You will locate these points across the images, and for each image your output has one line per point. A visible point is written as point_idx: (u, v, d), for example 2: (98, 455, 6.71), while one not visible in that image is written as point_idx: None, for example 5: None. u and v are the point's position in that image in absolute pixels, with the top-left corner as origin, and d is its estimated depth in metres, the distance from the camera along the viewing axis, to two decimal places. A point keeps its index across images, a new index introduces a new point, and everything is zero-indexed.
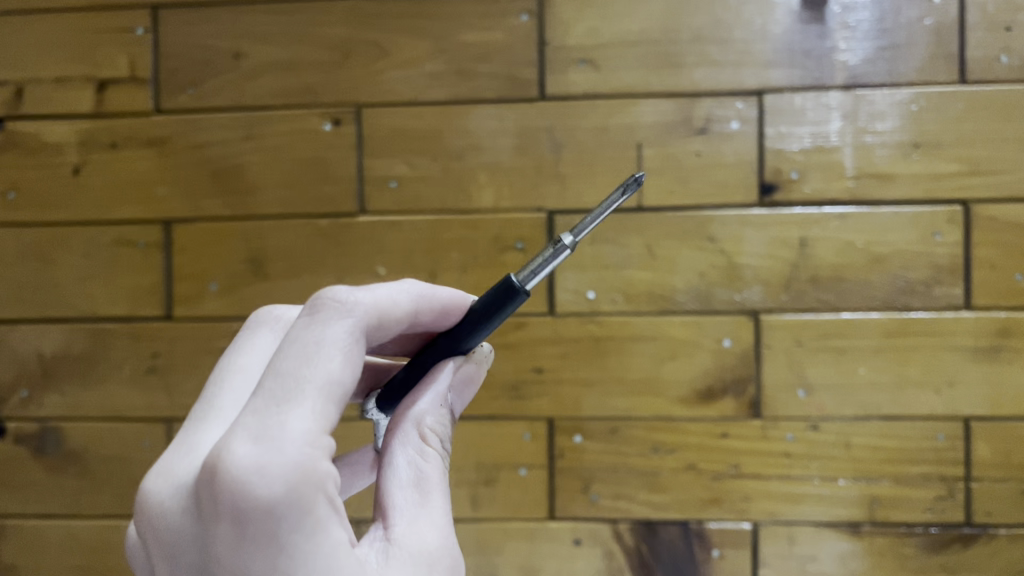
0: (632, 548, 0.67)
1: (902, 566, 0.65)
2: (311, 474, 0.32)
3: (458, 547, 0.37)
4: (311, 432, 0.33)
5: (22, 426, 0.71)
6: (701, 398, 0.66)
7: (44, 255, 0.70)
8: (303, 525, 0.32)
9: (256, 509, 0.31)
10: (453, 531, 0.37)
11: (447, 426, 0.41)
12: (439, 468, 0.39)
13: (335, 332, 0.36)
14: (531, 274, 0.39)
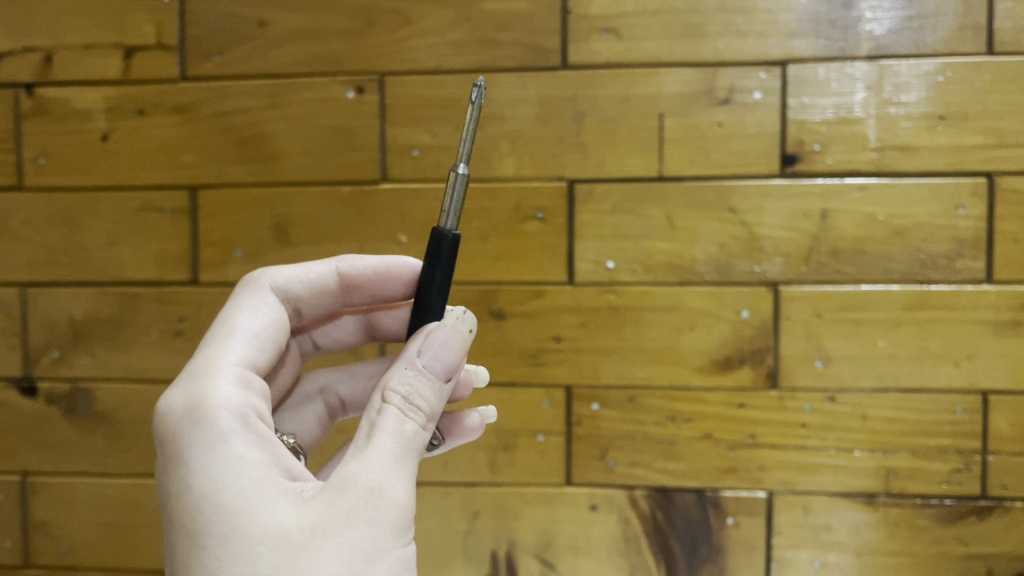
0: (648, 514, 0.68)
1: (916, 538, 0.66)
2: (215, 395, 0.38)
3: (385, 487, 0.36)
4: (228, 365, 0.41)
5: (54, 386, 0.73)
6: (718, 367, 0.66)
7: (75, 219, 0.72)
8: (203, 436, 0.37)
9: (170, 430, 0.37)
10: (388, 473, 0.37)
11: (420, 387, 0.40)
12: (392, 419, 0.38)
13: (257, 300, 0.46)
14: (446, 216, 0.41)
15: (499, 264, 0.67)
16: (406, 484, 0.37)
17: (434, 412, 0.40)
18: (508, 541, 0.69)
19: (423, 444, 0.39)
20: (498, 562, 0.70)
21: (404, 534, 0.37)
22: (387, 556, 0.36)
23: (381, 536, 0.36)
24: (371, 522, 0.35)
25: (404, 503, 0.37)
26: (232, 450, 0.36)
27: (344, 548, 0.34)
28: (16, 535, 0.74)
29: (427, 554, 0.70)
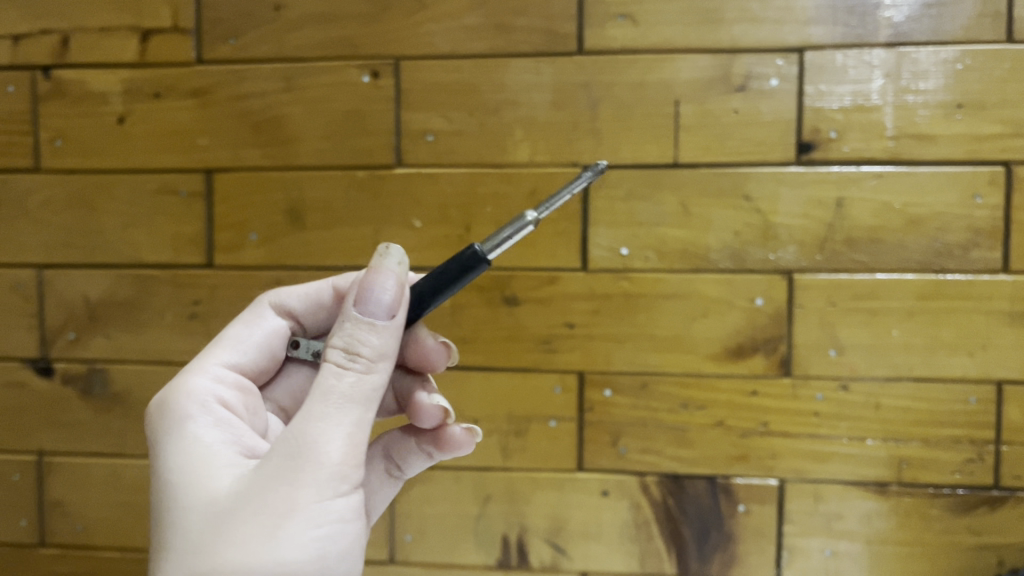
0: (659, 501, 0.68)
1: (927, 527, 0.66)
2: (180, 390, 0.43)
3: (308, 441, 0.37)
4: (207, 368, 0.45)
5: (70, 367, 0.73)
6: (731, 355, 0.66)
7: (91, 201, 0.72)
8: (165, 422, 0.42)
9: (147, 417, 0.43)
10: (316, 427, 0.38)
11: (361, 334, 0.40)
12: (327, 375, 0.39)
13: (252, 311, 0.49)
14: (494, 246, 0.42)
15: (513, 250, 0.67)
16: (340, 438, 0.38)
17: (376, 354, 0.40)
18: (520, 526, 0.69)
19: (369, 389, 0.39)
20: (510, 547, 0.70)
21: (335, 485, 0.38)
22: (310, 510, 0.37)
23: (300, 490, 0.37)
24: (291, 481, 0.37)
25: (332, 455, 0.38)
26: (190, 431, 0.41)
27: (261, 507, 0.36)
28: (32, 514, 0.75)
29: (439, 537, 0.70)
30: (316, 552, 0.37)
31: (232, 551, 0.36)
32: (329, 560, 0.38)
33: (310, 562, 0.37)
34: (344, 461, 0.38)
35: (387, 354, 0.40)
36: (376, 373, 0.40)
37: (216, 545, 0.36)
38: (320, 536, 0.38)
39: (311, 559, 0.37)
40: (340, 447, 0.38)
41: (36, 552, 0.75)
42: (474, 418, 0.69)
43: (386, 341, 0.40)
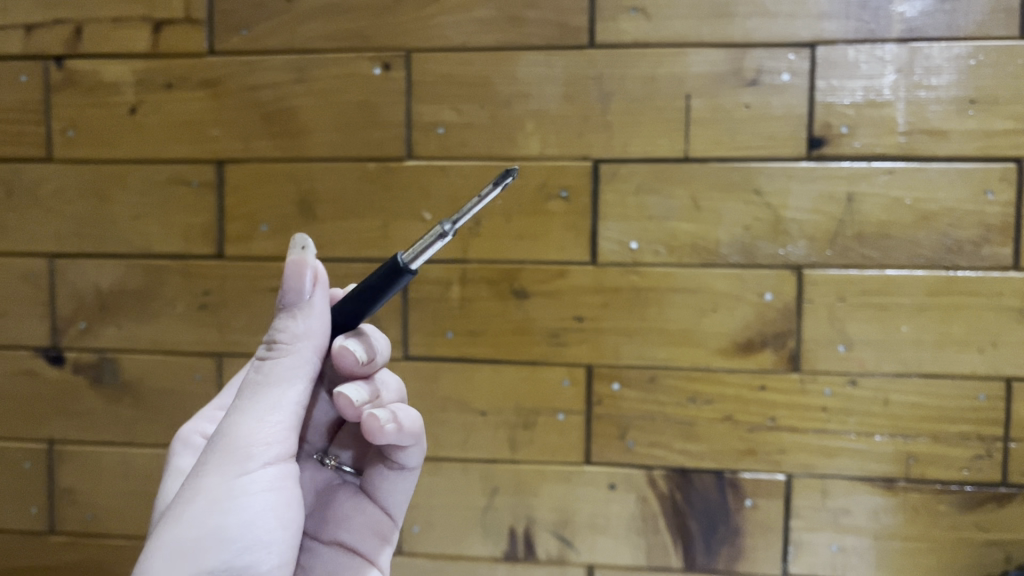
0: (666, 495, 0.68)
1: (935, 524, 0.66)
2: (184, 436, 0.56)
3: (220, 431, 0.44)
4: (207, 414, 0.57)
5: (81, 356, 0.74)
6: (740, 350, 0.66)
7: (102, 191, 0.72)
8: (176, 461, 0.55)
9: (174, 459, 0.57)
10: (229, 417, 0.44)
11: (280, 325, 0.45)
12: (254, 369, 0.45)
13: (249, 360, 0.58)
14: (415, 256, 0.42)
15: (522, 243, 0.67)
16: (245, 423, 0.44)
17: (293, 338, 0.44)
18: (527, 518, 0.70)
19: (285, 371, 0.44)
20: (517, 539, 0.70)
21: (239, 462, 0.43)
22: (214, 485, 0.42)
23: (205, 471, 0.43)
24: (201, 464, 0.43)
25: (233, 437, 0.43)
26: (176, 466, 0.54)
27: (177, 501, 0.43)
28: (42, 502, 0.75)
29: (446, 528, 0.71)
30: (220, 524, 0.42)
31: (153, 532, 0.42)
32: (243, 531, 0.42)
33: (217, 534, 0.41)
34: (246, 440, 0.43)
35: (308, 337, 0.45)
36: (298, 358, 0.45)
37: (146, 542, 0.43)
38: (227, 507, 0.42)
39: (219, 532, 0.41)
40: (246, 428, 0.43)
41: (46, 540, 0.76)
42: (482, 411, 0.69)
43: (308, 325, 0.45)
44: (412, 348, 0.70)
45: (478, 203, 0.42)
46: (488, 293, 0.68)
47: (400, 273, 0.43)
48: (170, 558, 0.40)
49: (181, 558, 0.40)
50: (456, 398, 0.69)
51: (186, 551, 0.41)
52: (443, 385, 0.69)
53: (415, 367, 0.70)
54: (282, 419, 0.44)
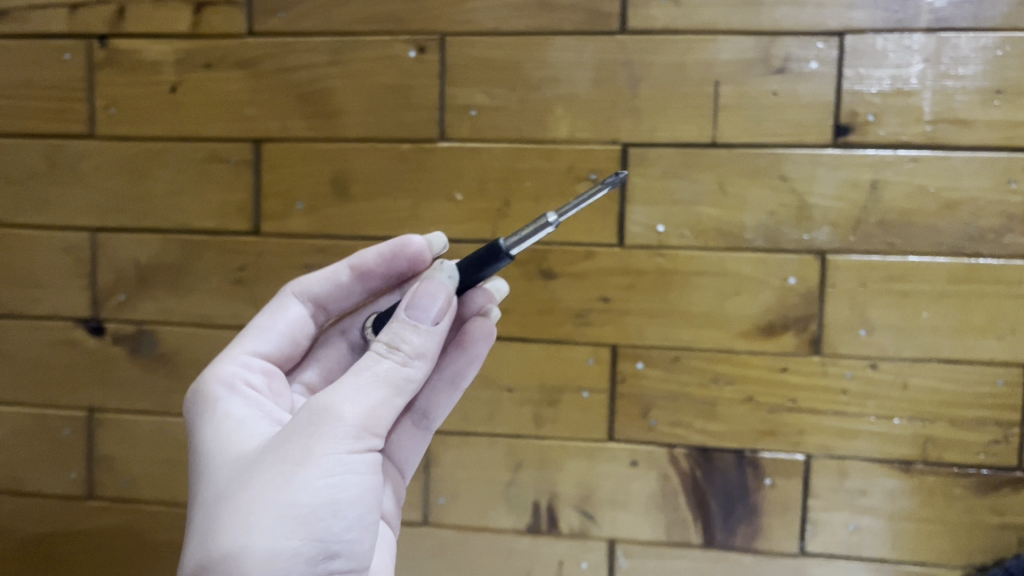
0: (687, 472, 0.70)
1: (950, 507, 0.67)
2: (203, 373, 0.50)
3: (330, 402, 0.42)
4: (236, 357, 0.52)
5: (120, 327, 0.76)
6: (763, 332, 0.67)
7: (143, 168, 0.75)
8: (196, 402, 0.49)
9: (185, 404, 0.50)
10: (341, 392, 0.42)
11: (404, 332, 0.44)
12: (367, 360, 0.43)
13: (277, 302, 0.56)
14: (516, 241, 0.45)
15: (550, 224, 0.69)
16: (365, 405, 0.42)
17: (414, 353, 0.44)
18: (550, 492, 0.72)
19: (401, 378, 0.43)
20: (540, 512, 0.72)
21: (351, 443, 0.42)
22: (325, 460, 0.42)
23: (317, 442, 0.41)
24: (308, 433, 0.42)
25: (347, 417, 0.42)
26: (220, 407, 0.48)
27: (284, 465, 0.41)
28: (81, 467, 0.78)
29: (471, 500, 0.73)
30: (332, 498, 0.42)
31: (254, 489, 0.41)
32: (346, 506, 0.43)
33: (328, 507, 0.42)
34: (362, 424, 0.42)
35: (425, 355, 0.45)
36: (413, 367, 0.44)
37: (239, 483, 0.42)
38: (334, 483, 0.42)
39: (325, 505, 0.42)
40: (362, 412, 0.42)
41: (84, 504, 0.78)
42: (508, 387, 0.71)
43: (427, 344, 0.44)
44: None
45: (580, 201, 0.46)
46: (516, 273, 0.70)
47: (500, 256, 0.46)
48: (282, 525, 0.41)
49: (292, 524, 0.41)
50: (483, 375, 0.71)
51: (294, 519, 0.41)
52: None
53: None
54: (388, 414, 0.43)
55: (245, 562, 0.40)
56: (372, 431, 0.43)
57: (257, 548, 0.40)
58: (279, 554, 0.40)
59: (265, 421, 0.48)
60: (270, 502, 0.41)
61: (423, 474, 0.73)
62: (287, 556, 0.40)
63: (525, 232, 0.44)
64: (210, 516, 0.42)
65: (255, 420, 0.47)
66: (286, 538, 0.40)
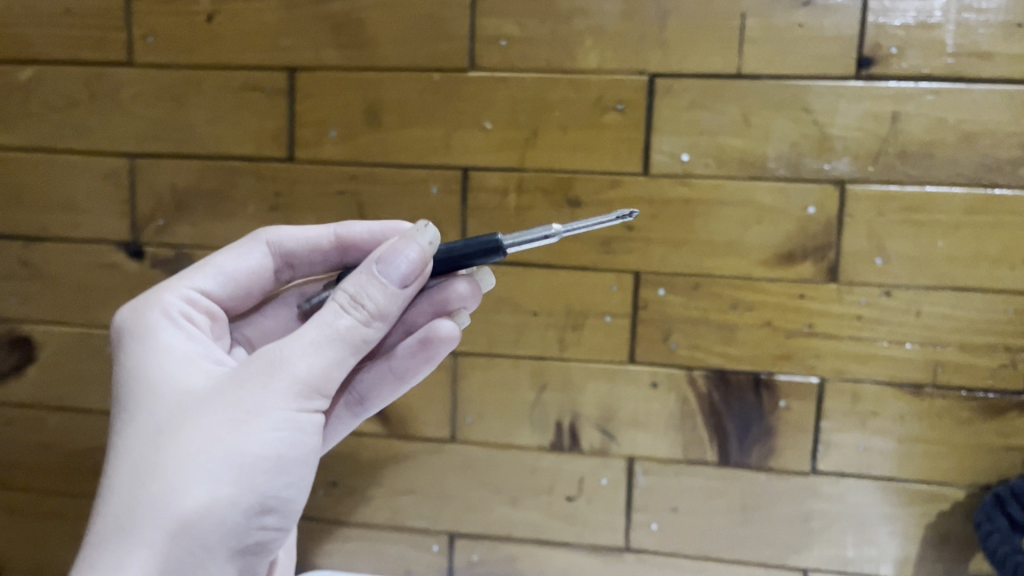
0: (705, 394, 0.73)
1: (958, 428, 0.70)
2: (143, 302, 0.52)
3: (286, 358, 0.45)
4: (180, 289, 0.53)
5: (158, 252, 0.79)
6: (781, 260, 0.70)
7: (180, 96, 0.77)
8: (135, 331, 0.50)
9: (120, 326, 0.51)
10: (296, 347, 0.45)
11: (370, 288, 0.47)
12: (329, 312, 0.46)
13: (245, 244, 0.58)
14: (515, 243, 0.49)
15: (577, 154, 0.71)
16: (321, 366, 0.45)
17: (376, 312, 0.47)
18: (572, 412, 0.75)
19: (360, 336, 0.46)
20: (562, 431, 0.75)
21: (303, 402, 0.45)
22: (275, 413, 0.44)
23: (271, 394, 0.44)
24: (262, 384, 0.44)
25: (302, 374, 0.45)
26: (161, 338, 0.49)
27: (236, 413, 0.44)
28: None
29: (496, 420, 0.76)
30: (278, 454, 0.45)
31: (200, 432, 0.43)
32: (289, 463, 0.46)
33: (272, 460, 0.45)
34: (318, 384, 0.45)
35: (386, 314, 0.47)
36: (373, 327, 0.47)
37: (182, 423, 0.44)
38: (280, 438, 0.45)
39: (271, 459, 0.45)
40: (316, 370, 0.45)
41: None
42: (533, 312, 0.74)
43: (390, 303, 0.47)
44: None
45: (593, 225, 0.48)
46: (543, 201, 0.72)
47: (496, 250, 0.50)
48: (226, 472, 0.43)
49: (235, 471, 0.43)
50: (509, 299, 0.74)
51: (238, 467, 0.43)
52: (498, 287, 0.74)
53: None
54: (341, 374, 0.47)
55: (183, 504, 0.42)
56: (323, 393, 0.46)
57: (199, 489, 0.42)
58: (219, 497, 0.43)
59: (207, 357, 0.49)
60: (219, 446, 0.43)
61: (451, 393, 0.76)
62: (226, 501, 0.43)
63: (528, 240, 0.49)
64: (145, 452, 0.43)
65: (196, 356, 0.49)
66: (228, 482, 0.43)
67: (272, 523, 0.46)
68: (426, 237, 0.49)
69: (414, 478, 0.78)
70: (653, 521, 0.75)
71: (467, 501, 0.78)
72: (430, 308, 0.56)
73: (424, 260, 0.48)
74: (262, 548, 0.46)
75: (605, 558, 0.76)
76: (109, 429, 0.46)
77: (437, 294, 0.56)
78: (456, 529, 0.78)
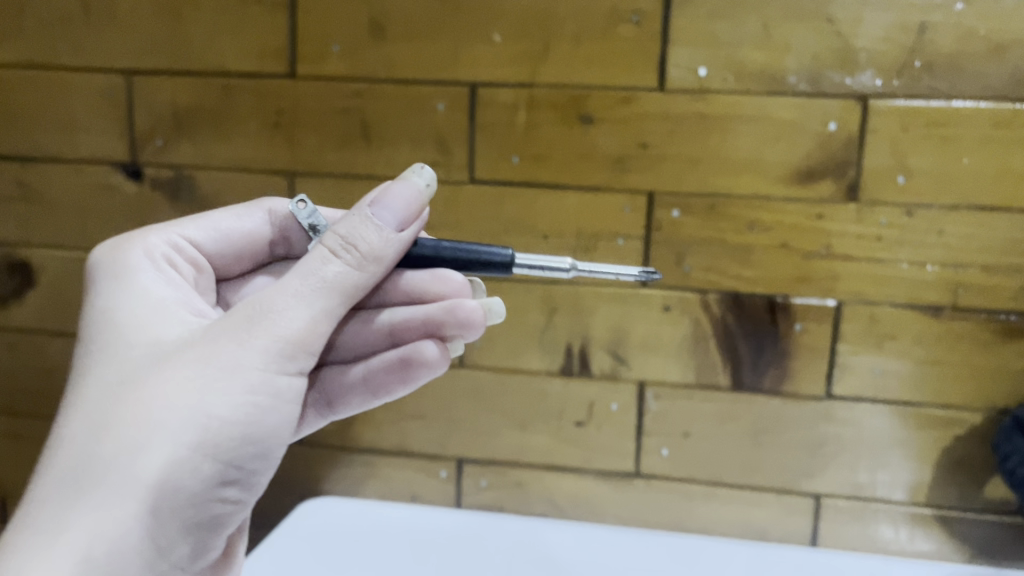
0: (719, 318, 0.71)
1: (977, 351, 0.68)
2: (128, 242, 0.51)
3: (268, 312, 0.43)
4: (167, 233, 0.52)
5: (159, 172, 0.77)
6: (801, 178, 0.68)
7: (177, 10, 0.74)
8: (113, 267, 0.49)
9: (97, 261, 0.50)
10: (280, 300, 0.43)
11: (364, 232, 0.46)
12: (319, 255, 0.45)
13: (247, 206, 0.57)
14: (525, 263, 0.50)
15: (590, 69, 0.69)
16: (305, 322, 0.44)
17: (369, 254, 0.46)
18: (583, 336, 0.73)
19: (351, 284, 0.45)
20: (572, 355, 0.74)
21: (281, 364, 0.43)
22: (249, 373, 0.42)
23: (247, 352, 0.42)
24: (240, 340, 0.43)
25: (285, 331, 0.43)
26: (138, 280, 0.48)
27: (207, 372, 0.42)
28: None
29: (506, 345, 0.75)
30: (247, 420, 0.43)
31: (167, 387, 0.41)
32: (257, 432, 0.43)
33: (240, 427, 0.42)
34: (300, 345, 0.44)
35: (379, 259, 0.46)
36: (365, 272, 0.46)
37: (148, 376, 0.42)
38: (252, 401, 0.43)
39: (239, 424, 0.42)
40: (300, 327, 0.43)
41: None
42: (544, 234, 0.72)
43: (385, 248, 0.47)
44: (479, 171, 0.72)
45: (610, 273, 0.50)
46: (554, 119, 0.70)
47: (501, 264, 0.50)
48: (189, 434, 0.41)
49: (199, 434, 0.41)
50: (519, 221, 0.72)
51: (203, 429, 0.41)
52: (508, 208, 0.72)
53: (482, 190, 0.72)
54: (329, 327, 0.45)
55: (139, 463, 0.39)
56: (307, 353, 0.44)
57: (158, 449, 0.40)
58: (180, 459, 0.40)
59: (182, 306, 0.48)
60: (186, 404, 0.41)
61: None
62: (186, 464, 0.40)
63: (542, 265, 0.50)
64: (107, 404, 0.41)
65: (172, 304, 0.48)
66: (190, 444, 0.41)
67: (232, 496, 0.44)
68: (425, 179, 0.49)
69: (422, 403, 0.77)
70: (664, 447, 0.74)
71: (476, 427, 0.77)
72: (422, 323, 0.51)
73: (418, 205, 0.49)
74: (219, 519, 0.44)
75: (615, 484, 0.76)
76: (72, 377, 0.44)
77: (435, 314, 0.50)
78: (464, 455, 0.78)
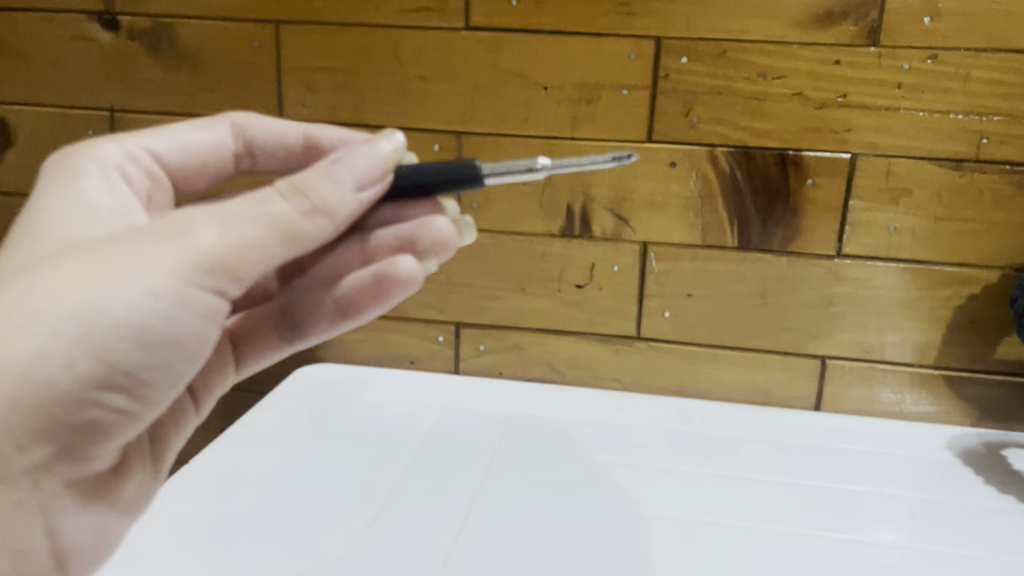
0: (727, 174, 0.68)
1: (997, 206, 0.65)
2: (81, 147, 0.44)
3: (192, 223, 0.35)
4: (124, 141, 0.45)
5: (136, 23, 0.72)
6: (818, 21, 0.63)
7: None
8: (64, 166, 0.43)
9: (46, 167, 0.44)
10: (213, 215, 0.35)
11: (319, 186, 0.37)
12: (264, 199, 0.36)
13: (203, 121, 0.48)
14: (493, 174, 0.40)
15: None
16: (233, 237, 0.35)
17: (321, 209, 0.37)
18: (584, 196, 0.70)
19: (293, 231, 0.36)
20: (573, 215, 0.71)
21: (195, 277, 0.35)
22: (153, 277, 0.34)
23: (159, 254, 0.34)
24: (156, 242, 0.35)
25: (204, 242, 0.35)
26: (76, 185, 0.42)
27: (110, 268, 0.34)
28: None
29: (503, 205, 0.72)
30: (149, 332, 0.35)
31: (59, 275, 0.34)
32: (162, 350, 0.35)
33: (137, 338, 0.34)
34: (217, 256, 0.35)
35: (332, 217, 0.37)
36: (313, 225, 0.37)
37: (53, 262, 0.35)
38: (155, 312, 0.34)
39: (135, 336, 0.34)
40: (223, 243, 0.35)
41: None
42: (544, 85, 0.68)
43: (343, 207, 0.37)
44: (474, 17, 0.68)
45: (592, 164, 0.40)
46: None
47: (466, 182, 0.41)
48: (67, 334, 0.33)
49: (82, 335, 0.33)
50: (518, 72, 0.68)
51: (87, 328, 0.33)
52: (506, 57, 0.68)
53: (477, 38, 0.68)
54: (259, 260, 0.36)
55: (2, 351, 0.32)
56: (231, 273, 0.35)
57: (27, 340, 0.32)
58: (50, 350, 0.33)
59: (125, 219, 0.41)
60: (64, 300, 0.33)
61: None
62: (62, 358, 0.33)
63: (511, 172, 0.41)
64: None
65: (112, 214, 0.41)
66: (68, 339, 0.33)
67: (116, 407, 0.36)
68: (394, 143, 0.40)
69: None
70: (667, 309, 0.72)
71: (474, 290, 0.75)
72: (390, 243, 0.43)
73: (385, 171, 0.39)
74: (97, 432, 0.36)
75: (616, 347, 0.74)
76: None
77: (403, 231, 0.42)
78: (462, 319, 0.76)
